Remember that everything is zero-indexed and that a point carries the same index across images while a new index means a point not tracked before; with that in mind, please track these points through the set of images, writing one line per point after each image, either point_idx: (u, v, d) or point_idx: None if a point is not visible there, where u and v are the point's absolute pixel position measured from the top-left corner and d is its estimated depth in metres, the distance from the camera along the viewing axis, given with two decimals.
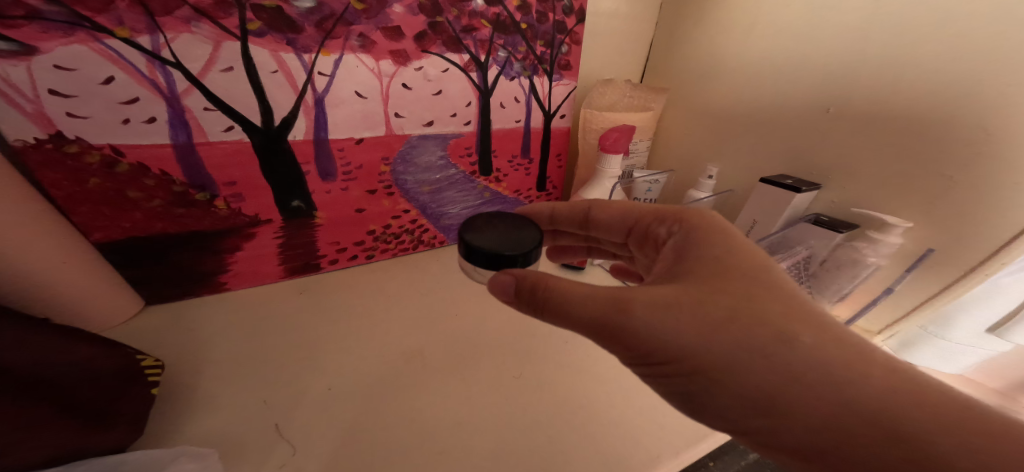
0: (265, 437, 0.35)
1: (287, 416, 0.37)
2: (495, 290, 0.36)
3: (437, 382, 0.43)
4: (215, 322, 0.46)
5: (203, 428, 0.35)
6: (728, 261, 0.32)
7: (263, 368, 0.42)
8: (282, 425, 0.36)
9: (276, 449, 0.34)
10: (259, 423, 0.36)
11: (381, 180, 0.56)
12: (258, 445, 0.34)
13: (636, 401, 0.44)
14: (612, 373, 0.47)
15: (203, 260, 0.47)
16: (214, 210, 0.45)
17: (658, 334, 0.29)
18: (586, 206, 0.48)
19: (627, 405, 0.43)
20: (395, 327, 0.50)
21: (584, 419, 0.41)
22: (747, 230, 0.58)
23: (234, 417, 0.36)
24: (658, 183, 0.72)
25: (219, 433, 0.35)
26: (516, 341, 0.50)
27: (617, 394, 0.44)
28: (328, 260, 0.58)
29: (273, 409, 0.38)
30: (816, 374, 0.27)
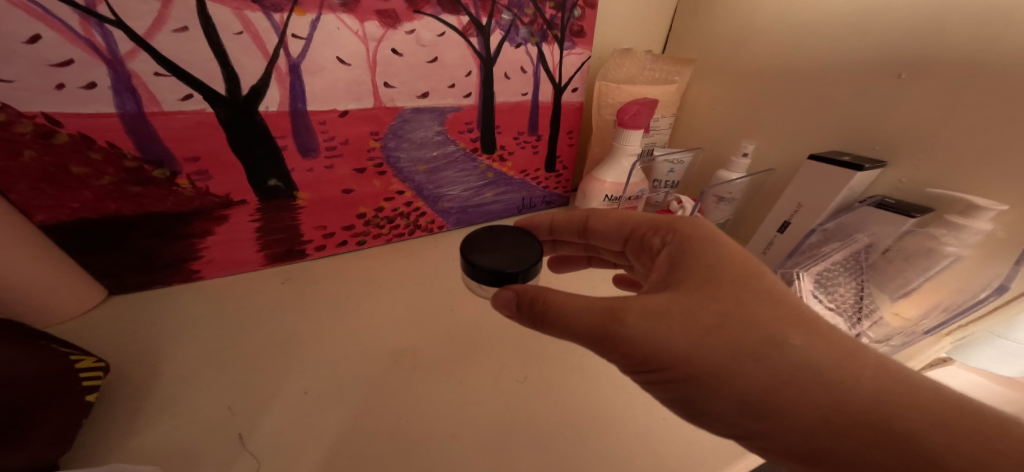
0: (225, 448, 0.30)
1: (253, 423, 0.32)
2: (499, 306, 0.30)
3: (427, 385, 0.37)
4: (183, 314, 0.42)
5: (154, 438, 0.30)
6: (719, 268, 0.26)
7: (231, 367, 0.37)
8: (247, 434, 0.31)
9: (238, 462, 0.29)
10: (220, 432, 0.31)
11: (370, 157, 0.50)
12: (215, 458, 0.29)
13: (660, 414, 0.37)
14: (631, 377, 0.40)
15: (168, 245, 0.42)
16: (177, 189, 0.40)
17: (652, 344, 0.24)
18: (583, 216, 0.40)
19: (649, 419, 0.36)
20: (384, 319, 0.44)
21: (598, 433, 0.35)
22: (790, 215, 0.49)
23: (190, 425, 0.31)
24: (682, 165, 0.64)
25: (172, 444, 0.30)
26: (520, 340, 0.43)
27: (639, 404, 0.38)
28: (315, 246, 0.52)
29: (238, 415, 0.33)
30: (808, 377, 0.22)
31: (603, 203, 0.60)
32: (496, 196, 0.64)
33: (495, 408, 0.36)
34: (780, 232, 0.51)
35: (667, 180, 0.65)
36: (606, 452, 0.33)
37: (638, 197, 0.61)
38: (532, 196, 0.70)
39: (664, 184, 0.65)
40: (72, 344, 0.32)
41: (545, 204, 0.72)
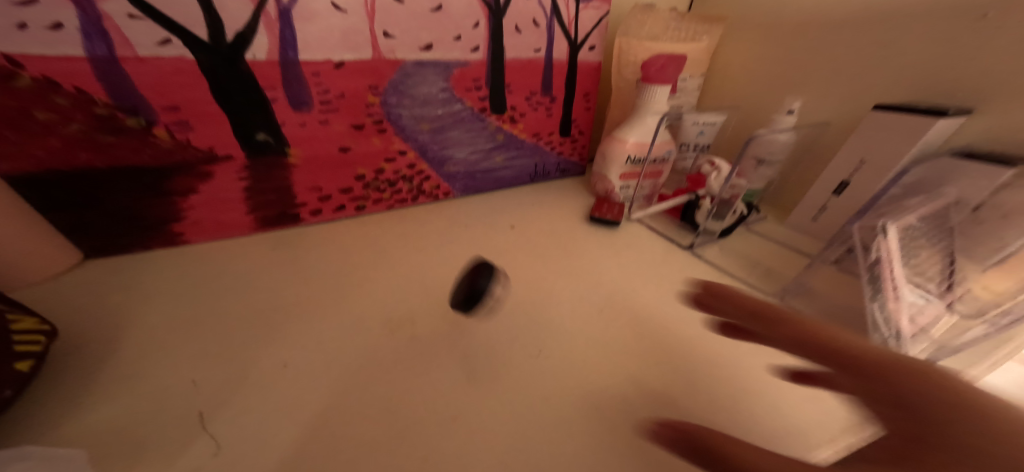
0: (183, 428, 0.25)
1: (220, 399, 0.27)
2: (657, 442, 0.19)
3: (431, 360, 0.31)
4: (159, 278, 0.37)
5: (105, 413, 0.25)
6: (954, 424, 0.14)
7: (204, 336, 0.32)
8: (209, 414, 0.26)
9: (193, 446, 0.24)
10: (180, 407, 0.26)
11: (369, 113, 0.45)
12: (169, 442, 0.24)
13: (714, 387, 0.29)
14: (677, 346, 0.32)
15: (146, 202, 0.38)
16: (153, 140, 0.36)
17: None
18: (764, 303, 0.22)
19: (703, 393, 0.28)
20: (378, 288, 0.38)
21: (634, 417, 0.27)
22: (851, 173, 0.42)
23: (150, 398, 0.26)
24: (713, 127, 0.55)
25: (127, 421, 0.25)
26: (535, 307, 0.37)
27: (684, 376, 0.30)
28: (310, 211, 0.46)
29: (203, 392, 0.27)
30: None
31: (624, 166, 0.52)
32: (506, 161, 0.58)
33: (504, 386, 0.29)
34: (835, 195, 0.44)
35: (695, 144, 0.56)
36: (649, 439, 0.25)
37: (665, 160, 0.53)
38: (546, 163, 0.63)
39: (692, 148, 0.57)
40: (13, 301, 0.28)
41: (560, 173, 0.65)
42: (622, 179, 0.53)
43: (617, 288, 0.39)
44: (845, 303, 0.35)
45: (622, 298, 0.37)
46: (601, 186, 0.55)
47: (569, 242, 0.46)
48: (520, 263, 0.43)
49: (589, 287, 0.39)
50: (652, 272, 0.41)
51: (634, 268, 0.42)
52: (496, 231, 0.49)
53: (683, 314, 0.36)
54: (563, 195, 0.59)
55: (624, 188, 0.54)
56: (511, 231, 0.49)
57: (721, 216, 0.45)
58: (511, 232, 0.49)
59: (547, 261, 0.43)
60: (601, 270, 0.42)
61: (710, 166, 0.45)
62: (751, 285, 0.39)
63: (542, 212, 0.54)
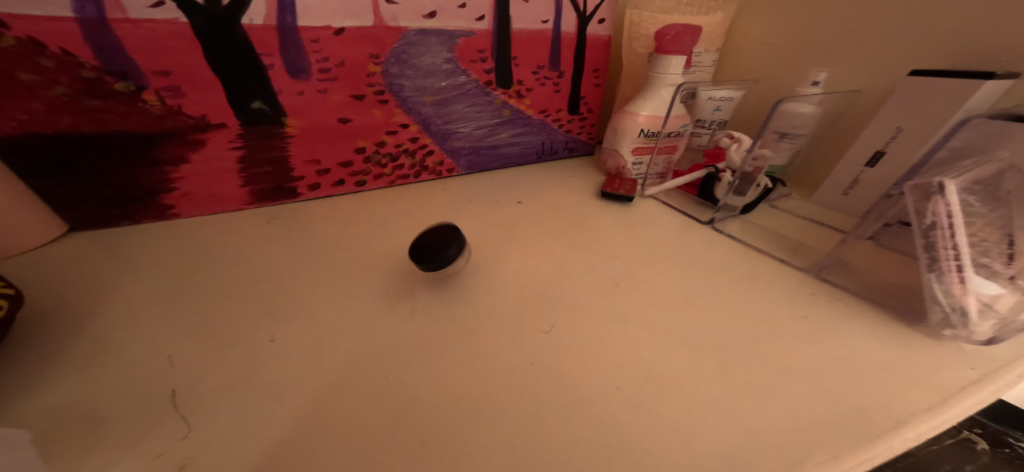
0: (152, 408, 0.22)
1: (196, 377, 0.24)
2: None
3: (431, 335, 0.29)
4: (143, 251, 0.35)
5: (74, 388, 0.23)
6: None
7: (189, 308, 0.29)
8: (183, 392, 0.23)
9: (160, 428, 0.21)
10: (152, 384, 0.24)
11: (370, 83, 0.42)
12: (136, 423, 0.22)
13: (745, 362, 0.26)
14: (696, 324, 0.29)
15: (135, 172, 0.35)
16: (144, 106, 0.33)
17: None
18: None
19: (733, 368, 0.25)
20: (377, 263, 0.36)
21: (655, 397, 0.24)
22: (887, 142, 0.38)
23: (122, 375, 0.24)
24: (731, 102, 0.50)
25: (96, 398, 0.23)
26: (544, 282, 0.34)
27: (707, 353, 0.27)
28: (307, 184, 0.44)
29: (179, 369, 0.25)
30: None
31: (637, 140, 0.49)
32: (512, 137, 0.55)
33: (510, 362, 0.27)
34: (868, 167, 0.40)
35: (711, 121, 0.52)
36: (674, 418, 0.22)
37: (680, 134, 0.49)
38: (554, 141, 0.59)
39: (708, 126, 0.52)
40: None
41: (568, 152, 0.61)
42: (635, 154, 0.51)
43: (631, 264, 0.36)
44: (893, 279, 0.34)
45: (637, 273, 0.35)
46: (612, 163, 0.53)
47: (579, 219, 0.44)
48: (528, 237, 0.41)
49: (602, 262, 0.37)
50: (667, 248, 0.39)
51: (648, 244, 0.39)
52: (502, 206, 0.46)
53: (703, 289, 0.33)
54: (571, 173, 0.56)
55: (637, 164, 0.52)
56: (518, 206, 0.46)
57: (742, 191, 0.42)
58: (517, 207, 0.46)
59: (556, 238, 0.41)
60: (614, 246, 0.39)
61: (728, 140, 0.42)
62: (778, 259, 0.36)
63: (550, 189, 0.51)
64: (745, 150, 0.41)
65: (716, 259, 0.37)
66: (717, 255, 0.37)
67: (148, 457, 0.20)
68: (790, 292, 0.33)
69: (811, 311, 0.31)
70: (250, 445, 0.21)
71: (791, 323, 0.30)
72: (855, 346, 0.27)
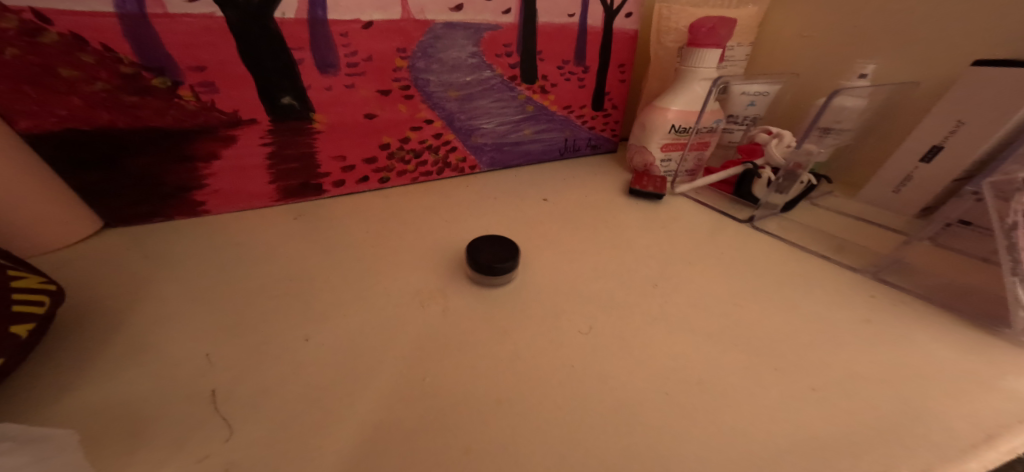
0: (194, 409, 0.22)
1: (235, 378, 0.24)
2: None
3: (466, 337, 0.28)
4: (176, 249, 0.35)
5: (116, 388, 0.23)
6: None
7: (223, 306, 0.29)
8: (222, 393, 0.23)
9: (204, 429, 0.21)
10: (191, 385, 0.23)
11: (396, 78, 0.42)
12: (180, 424, 0.21)
13: (794, 377, 0.25)
14: (742, 326, 0.29)
15: (168, 169, 0.35)
16: (180, 102, 0.33)
17: None
18: None
19: (781, 382, 0.25)
20: (405, 260, 0.36)
21: (704, 408, 0.23)
22: (946, 138, 0.36)
23: (161, 376, 0.24)
24: (766, 97, 0.49)
25: (138, 398, 0.22)
26: (578, 281, 0.34)
27: (756, 362, 0.26)
28: (333, 181, 0.44)
29: (219, 369, 0.24)
30: None
31: (667, 136, 0.48)
32: (535, 134, 0.54)
33: (550, 365, 0.26)
34: (925, 162, 0.38)
35: (744, 116, 0.50)
36: (722, 429, 0.22)
37: (713, 130, 0.48)
38: (577, 137, 0.58)
39: (740, 121, 0.50)
40: (21, 261, 0.26)
41: (590, 149, 0.60)
42: (664, 150, 0.49)
43: (666, 264, 0.35)
44: (956, 280, 0.33)
45: (673, 272, 0.34)
46: (639, 160, 0.51)
47: (608, 216, 0.43)
48: (557, 234, 0.40)
49: (636, 261, 0.36)
50: (701, 247, 0.38)
51: (682, 243, 0.38)
52: (528, 203, 0.45)
53: (744, 291, 0.32)
54: (595, 170, 0.55)
55: (665, 161, 0.50)
56: (544, 203, 0.46)
57: (784, 189, 0.41)
58: (544, 204, 0.45)
59: (586, 235, 0.40)
60: (646, 244, 0.38)
61: (767, 135, 0.41)
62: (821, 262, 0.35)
63: (576, 186, 0.50)
64: (786, 145, 0.39)
65: (754, 260, 0.36)
66: (755, 257, 0.36)
67: (192, 460, 0.20)
68: (836, 297, 0.31)
69: (859, 318, 0.30)
70: (294, 450, 0.21)
71: (838, 330, 0.29)
72: (905, 358, 0.27)
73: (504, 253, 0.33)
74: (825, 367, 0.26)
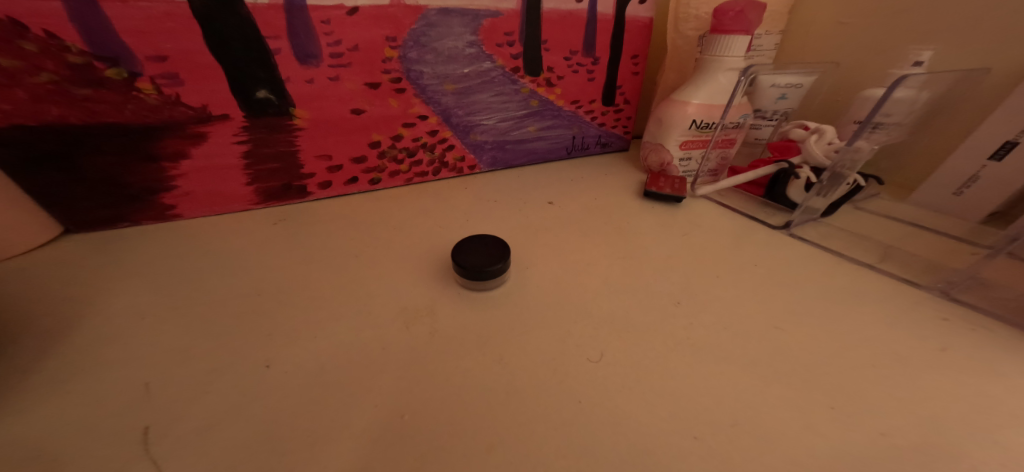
0: (116, 454, 0.18)
1: (175, 411, 0.20)
2: None
3: (453, 365, 0.24)
4: (136, 257, 0.32)
5: (34, 423, 0.19)
6: None
7: (176, 324, 0.25)
8: (156, 431, 0.19)
9: None
10: (121, 420, 0.20)
11: (386, 70, 0.38)
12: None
13: (859, 420, 0.20)
14: (783, 354, 0.24)
15: (129, 169, 0.32)
16: (139, 96, 0.30)
17: None
18: None
19: (842, 425, 0.20)
20: (390, 273, 0.32)
21: (744, 460, 0.19)
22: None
23: (90, 408, 0.20)
24: (799, 89, 0.44)
25: (58, 436, 0.19)
26: (587, 298, 0.29)
27: (806, 400, 0.21)
28: (318, 183, 0.40)
29: (158, 400, 0.21)
30: None
31: (687, 133, 0.43)
32: (540, 131, 0.50)
33: (552, 402, 0.22)
34: (994, 160, 0.34)
35: (774, 111, 0.45)
36: None
37: (739, 126, 0.43)
38: (585, 135, 0.53)
39: (769, 117, 0.46)
40: None
41: (600, 147, 0.55)
42: (683, 148, 0.45)
43: (688, 277, 0.31)
44: None
45: (697, 288, 0.30)
46: (655, 159, 0.47)
47: (619, 221, 0.39)
48: (563, 242, 0.36)
49: (653, 274, 0.31)
50: (728, 259, 0.33)
51: (706, 253, 0.34)
52: (531, 207, 0.41)
53: (783, 312, 0.27)
54: (606, 171, 0.50)
55: (684, 160, 0.46)
56: (549, 207, 0.41)
57: (825, 191, 0.36)
58: (548, 207, 0.41)
59: (596, 243, 0.35)
60: (664, 254, 0.34)
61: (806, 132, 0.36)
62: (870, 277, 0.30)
63: (584, 187, 0.46)
64: (827, 142, 0.35)
65: (791, 274, 0.31)
66: (790, 271, 0.31)
67: None
68: (894, 319, 0.26)
69: (928, 345, 0.25)
70: None
71: (902, 360, 0.24)
72: (994, 398, 0.21)
73: (501, 256, 0.30)
74: (893, 407, 0.21)
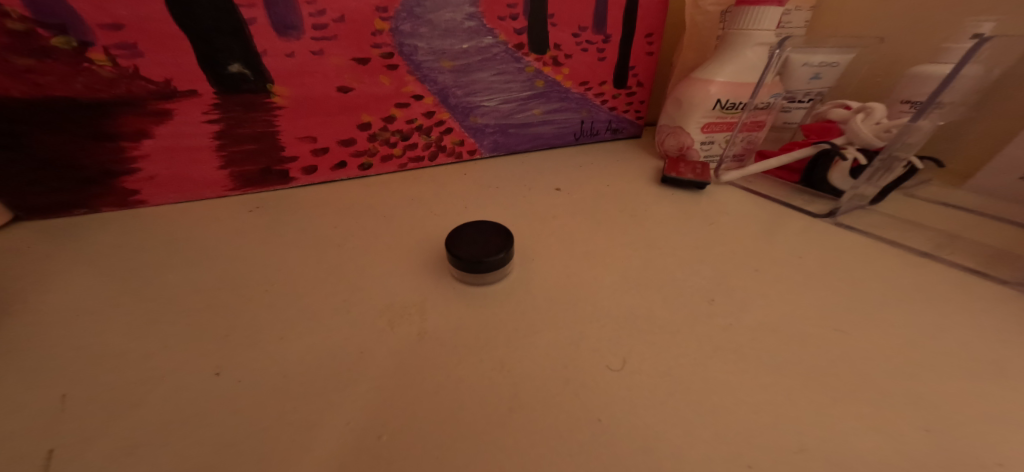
0: None
1: (96, 429, 0.16)
2: None
3: (441, 373, 0.20)
4: (88, 247, 0.28)
5: None
6: None
7: (117, 322, 0.22)
8: (66, 454, 0.16)
9: None
10: (26, 440, 0.16)
11: (376, 44, 0.34)
12: None
13: (962, 449, 0.16)
14: (845, 360, 0.20)
15: (84, 150, 0.28)
16: (91, 68, 0.26)
17: None
18: None
19: (937, 454, 0.16)
20: (375, 265, 0.28)
21: None
22: None
23: None
24: (834, 68, 0.40)
25: None
26: (603, 294, 0.25)
27: (883, 420, 0.17)
28: (301, 167, 0.36)
29: (76, 418, 0.17)
30: None
31: (711, 114, 0.39)
32: (546, 114, 0.45)
33: (565, 421, 0.17)
34: None
35: (806, 92, 0.41)
36: None
37: (769, 107, 0.39)
38: (595, 119, 0.49)
39: (800, 99, 0.41)
40: None
41: (611, 133, 0.51)
42: (705, 131, 0.40)
43: (719, 270, 0.27)
44: None
45: (732, 282, 0.25)
46: (673, 142, 0.42)
47: (635, 209, 0.34)
48: (573, 231, 0.31)
49: (678, 266, 0.27)
50: (764, 250, 0.29)
51: (737, 243, 0.29)
52: (536, 193, 0.37)
53: (842, 311, 0.23)
54: (618, 157, 0.46)
55: (706, 144, 0.41)
56: (556, 194, 0.37)
57: (873, 175, 0.31)
58: (556, 194, 0.37)
59: (610, 232, 0.31)
60: (690, 244, 0.29)
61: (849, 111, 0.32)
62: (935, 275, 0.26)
63: (594, 174, 0.41)
64: (875, 121, 0.31)
65: (841, 267, 0.26)
66: (839, 264, 0.27)
67: None
68: (973, 322, 0.22)
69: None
70: None
71: (996, 370, 0.19)
72: None
73: (502, 246, 0.26)
74: (998, 432, 0.16)
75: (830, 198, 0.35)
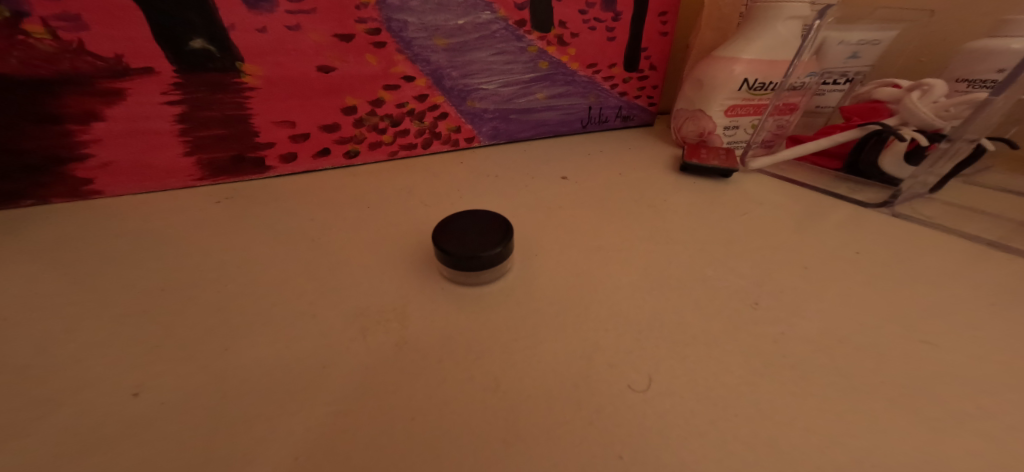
0: None
1: None
2: None
3: (416, 395, 0.16)
4: (29, 241, 0.25)
5: None
6: None
7: (38, 330, 0.18)
8: None
9: None
10: None
11: (361, 19, 0.30)
12: None
13: None
14: (923, 386, 0.16)
15: (25, 134, 0.25)
16: (28, 41, 0.23)
17: None
18: None
19: None
20: (353, 261, 0.24)
21: None
22: None
23: None
24: (875, 47, 0.36)
25: None
26: (620, 295, 0.21)
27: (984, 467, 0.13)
28: (278, 155, 0.33)
29: None
30: None
31: (736, 95, 0.35)
32: (550, 99, 0.41)
33: (574, 459, 0.13)
34: None
35: (842, 73, 0.37)
36: None
37: (801, 88, 0.35)
38: (604, 105, 0.44)
39: (836, 80, 0.37)
40: None
41: (622, 121, 0.47)
42: (730, 114, 0.36)
43: (757, 267, 0.22)
44: None
45: (773, 283, 0.21)
46: (692, 128, 0.38)
47: (653, 198, 0.30)
48: (582, 222, 0.27)
49: (707, 262, 0.23)
50: (807, 244, 0.24)
51: (773, 236, 0.25)
52: (541, 182, 0.33)
53: (906, 322, 0.19)
54: (629, 145, 0.42)
55: (730, 129, 0.37)
56: (563, 183, 0.33)
57: (933, 162, 0.27)
58: (562, 183, 0.33)
59: (625, 223, 0.27)
60: (718, 237, 0.25)
61: (898, 91, 0.28)
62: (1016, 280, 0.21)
63: (605, 162, 0.37)
64: (932, 100, 0.27)
65: (900, 268, 0.22)
66: (898, 263, 0.23)
67: None
68: None
69: None
70: None
71: None
72: None
73: (501, 239, 0.22)
74: None
75: (879, 186, 0.31)
